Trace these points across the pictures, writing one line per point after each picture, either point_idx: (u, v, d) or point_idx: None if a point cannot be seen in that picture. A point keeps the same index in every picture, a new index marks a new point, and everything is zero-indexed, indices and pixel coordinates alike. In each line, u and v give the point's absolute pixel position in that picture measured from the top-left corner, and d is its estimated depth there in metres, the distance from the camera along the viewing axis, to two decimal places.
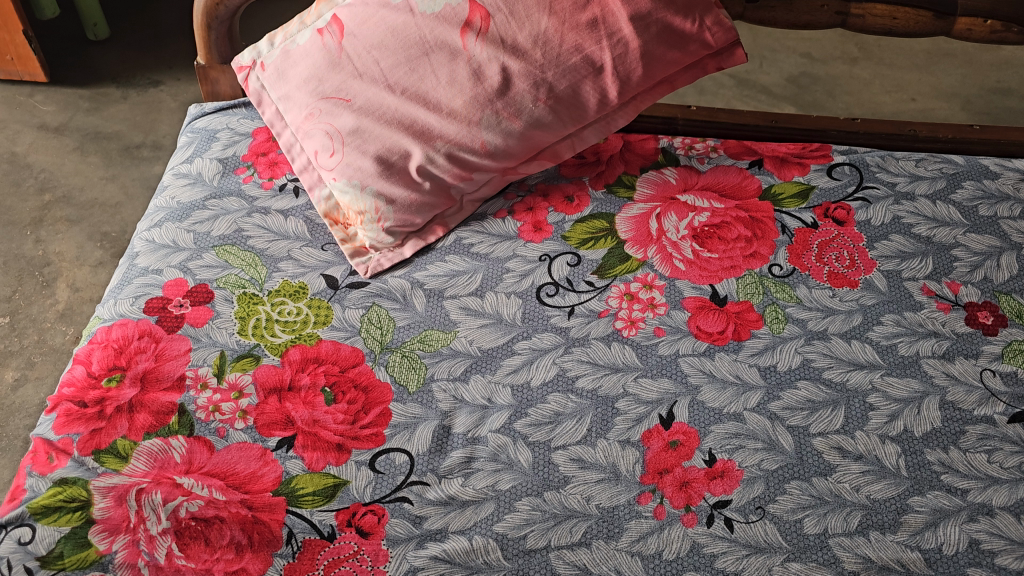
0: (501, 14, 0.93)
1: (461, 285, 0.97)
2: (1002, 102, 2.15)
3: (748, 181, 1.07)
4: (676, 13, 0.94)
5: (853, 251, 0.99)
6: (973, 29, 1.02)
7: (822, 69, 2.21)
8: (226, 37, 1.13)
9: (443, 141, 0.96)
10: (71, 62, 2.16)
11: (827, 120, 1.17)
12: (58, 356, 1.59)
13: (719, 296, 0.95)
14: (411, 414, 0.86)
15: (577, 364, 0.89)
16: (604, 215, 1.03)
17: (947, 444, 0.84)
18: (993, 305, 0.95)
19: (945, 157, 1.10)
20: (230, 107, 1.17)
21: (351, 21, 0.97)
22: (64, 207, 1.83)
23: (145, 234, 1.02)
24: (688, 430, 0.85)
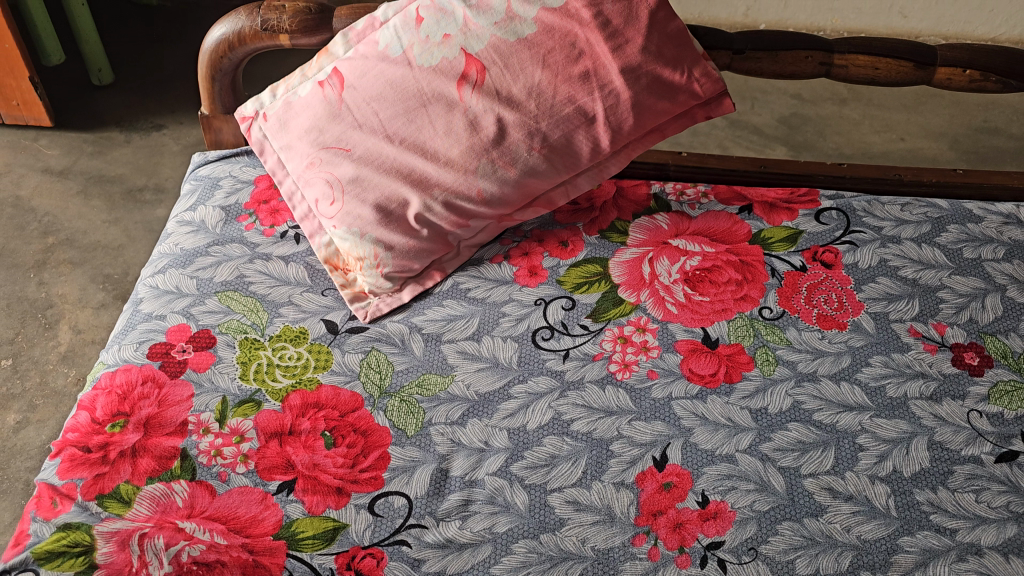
0: (496, 67, 0.96)
1: (458, 329, 0.99)
2: (989, 141, 2.19)
3: (738, 225, 1.10)
4: (665, 65, 0.97)
5: (841, 294, 1.02)
6: (952, 78, 1.06)
7: (812, 110, 2.26)
8: (229, 88, 1.16)
9: (441, 189, 0.99)
10: (76, 107, 2.20)
11: (815, 165, 1.20)
12: (59, 398, 1.60)
13: (711, 339, 0.97)
14: (410, 458, 0.87)
15: (572, 408, 0.91)
16: (598, 260, 1.06)
17: (936, 484, 0.86)
18: (979, 346, 0.97)
19: (930, 202, 1.13)
20: (233, 155, 1.20)
21: (351, 74, 1.01)
22: (67, 249, 1.86)
23: (149, 280, 1.05)
24: (681, 471, 0.86)
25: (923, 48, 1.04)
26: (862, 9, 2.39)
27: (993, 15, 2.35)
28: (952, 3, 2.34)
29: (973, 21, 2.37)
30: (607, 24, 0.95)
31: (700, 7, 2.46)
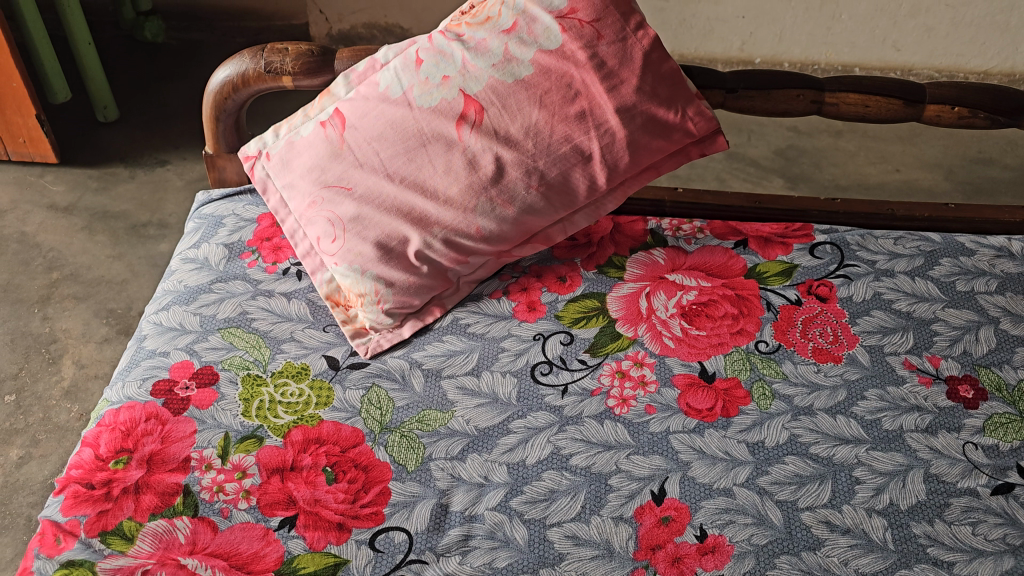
0: (493, 108, 0.98)
1: (458, 364, 1.00)
2: (984, 172, 2.22)
3: (733, 260, 1.12)
4: (659, 105, 0.99)
5: (836, 327, 1.03)
6: (941, 115, 1.08)
7: (808, 142, 2.30)
8: (233, 128, 1.19)
9: (440, 227, 1.01)
10: (82, 144, 2.24)
11: (809, 201, 1.23)
12: (62, 434, 1.61)
13: (708, 373, 0.98)
14: (410, 493, 0.88)
15: (570, 442, 0.92)
16: (595, 295, 1.08)
17: (932, 517, 0.86)
18: (973, 378, 0.98)
19: (923, 236, 1.15)
20: (237, 193, 1.23)
21: (352, 115, 1.03)
22: (71, 284, 1.88)
23: (153, 317, 1.06)
24: (679, 505, 0.87)
25: (912, 86, 1.07)
26: (856, 43, 2.43)
27: (985, 47, 2.39)
28: (944, 37, 2.38)
29: (965, 54, 2.41)
30: (603, 65, 0.97)
31: (695, 43, 2.51)
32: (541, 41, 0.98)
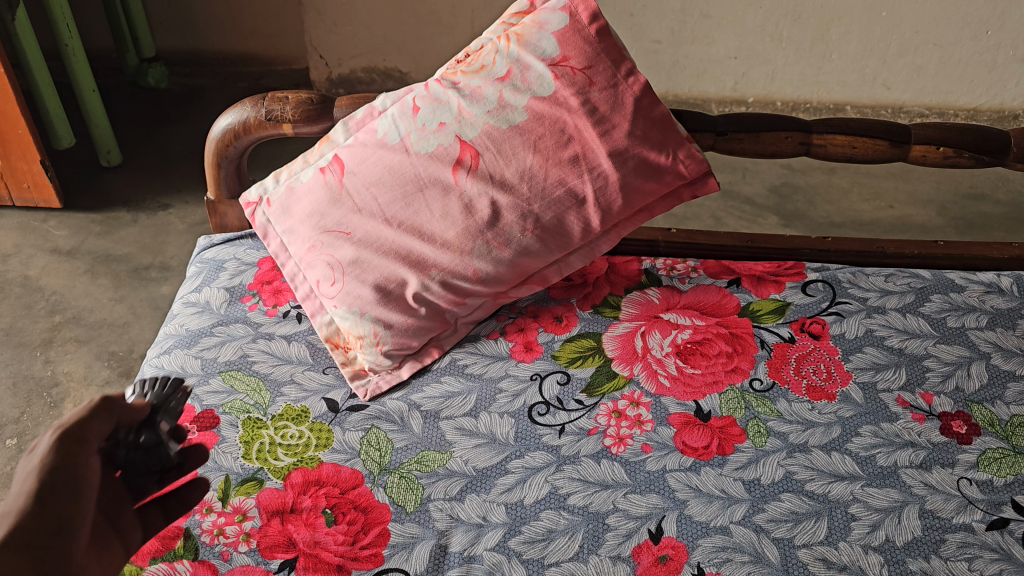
0: (489, 153, 1.01)
1: (456, 405, 1.01)
2: (976, 207, 2.24)
3: (727, 299, 1.14)
4: (651, 148, 1.01)
5: (829, 364, 1.05)
6: (927, 155, 1.10)
7: (801, 179, 2.34)
8: (234, 174, 1.21)
9: (438, 270, 1.03)
10: (85, 189, 2.27)
11: (801, 240, 1.25)
12: None
13: (703, 412, 0.99)
14: (409, 534, 0.88)
15: (568, 482, 0.92)
16: (592, 334, 1.10)
17: (928, 553, 0.86)
18: (966, 414, 0.99)
19: (913, 273, 1.18)
20: (238, 238, 1.25)
21: (351, 161, 1.06)
22: (74, 328, 1.89)
23: (155, 360, 1.08)
24: (677, 544, 0.86)
25: (897, 127, 1.09)
26: (846, 82, 2.47)
27: (973, 85, 2.43)
28: (933, 75, 2.42)
29: (955, 91, 2.45)
30: (595, 111, 1.00)
31: (688, 83, 2.55)
32: (535, 88, 1.01)
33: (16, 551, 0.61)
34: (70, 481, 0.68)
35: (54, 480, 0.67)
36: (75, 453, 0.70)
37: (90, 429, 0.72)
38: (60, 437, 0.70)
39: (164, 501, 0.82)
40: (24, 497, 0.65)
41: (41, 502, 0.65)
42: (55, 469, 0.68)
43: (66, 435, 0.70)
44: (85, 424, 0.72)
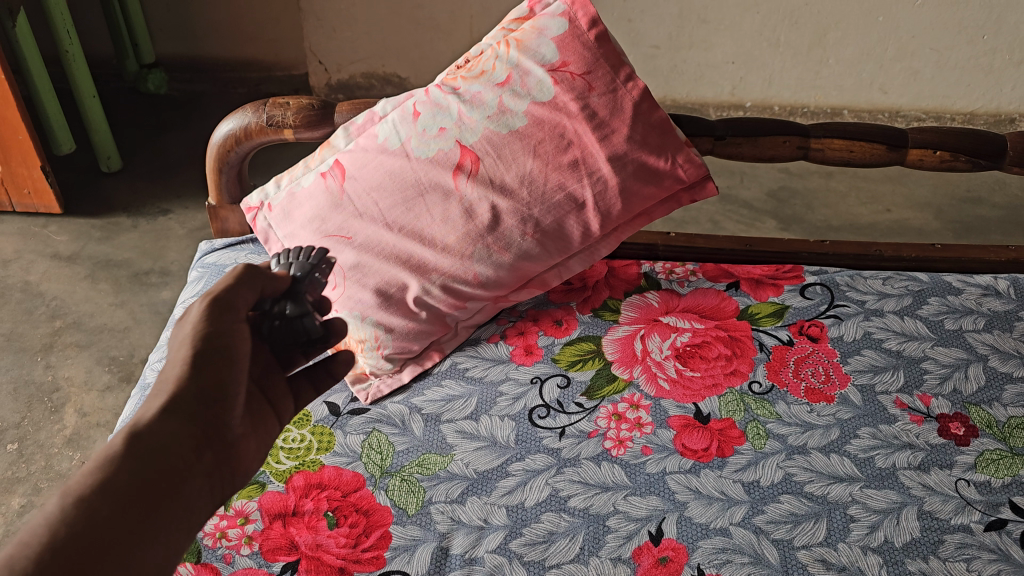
0: (489, 158, 1.02)
1: (457, 409, 1.02)
2: (973, 211, 2.25)
3: (726, 302, 1.15)
4: (650, 153, 1.02)
5: (828, 367, 1.06)
6: (924, 159, 1.11)
7: (799, 183, 2.35)
8: (236, 179, 1.22)
9: (438, 273, 1.03)
10: (86, 195, 2.28)
11: (798, 243, 1.26)
12: (64, 482, 1.61)
13: (703, 414, 1.00)
14: (411, 537, 0.88)
15: (569, 484, 0.93)
16: (591, 338, 1.10)
17: (927, 554, 0.86)
18: (964, 416, 1.00)
19: (910, 276, 1.19)
20: (239, 243, 1.26)
21: (352, 166, 1.07)
22: (74, 333, 1.90)
23: (157, 364, 1.08)
24: (677, 545, 0.87)
25: (894, 132, 1.10)
26: (843, 86, 2.48)
27: (969, 89, 2.44)
28: (930, 79, 2.43)
29: (951, 96, 2.46)
30: (594, 116, 1.00)
31: (687, 87, 2.56)
32: (534, 93, 1.01)
33: (173, 423, 0.61)
34: (225, 351, 0.66)
35: (211, 348, 0.65)
36: (229, 322, 0.67)
37: (240, 299, 0.69)
38: (212, 305, 0.66)
39: (311, 370, 0.80)
40: (182, 363, 0.63)
41: (198, 370, 0.63)
42: (211, 336, 0.65)
43: (216, 301, 0.67)
44: (234, 291, 0.69)
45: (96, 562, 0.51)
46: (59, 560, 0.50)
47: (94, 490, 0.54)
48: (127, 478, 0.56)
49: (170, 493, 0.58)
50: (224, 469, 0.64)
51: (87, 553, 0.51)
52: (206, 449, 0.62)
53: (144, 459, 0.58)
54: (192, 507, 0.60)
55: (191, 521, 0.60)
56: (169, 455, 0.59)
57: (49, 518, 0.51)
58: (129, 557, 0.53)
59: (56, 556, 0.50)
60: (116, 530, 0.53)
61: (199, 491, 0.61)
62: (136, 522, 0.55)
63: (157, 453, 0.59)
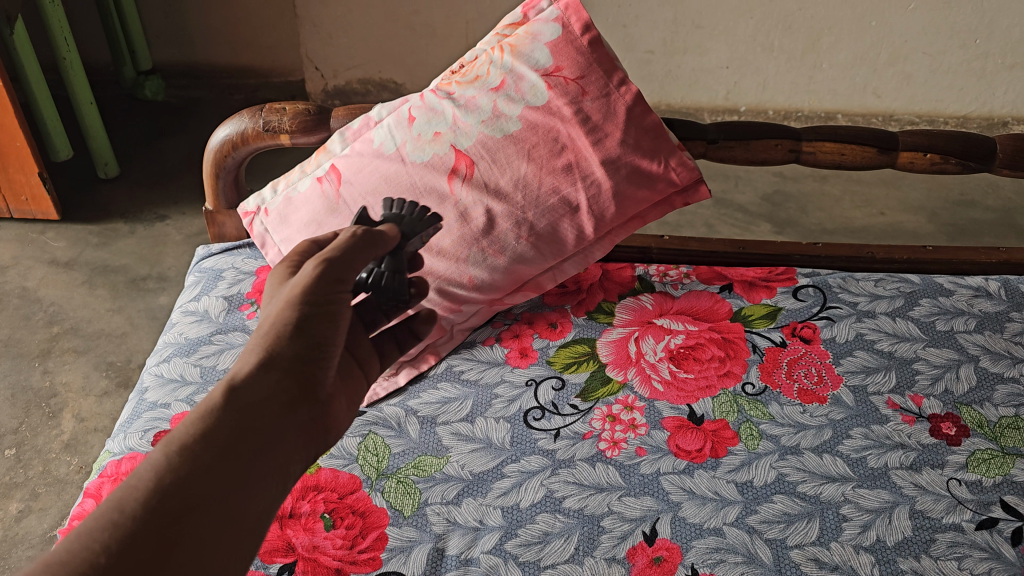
0: (483, 162, 1.02)
1: (453, 411, 1.03)
2: (967, 213, 2.27)
3: (719, 304, 1.16)
4: (643, 156, 1.02)
5: (821, 368, 1.06)
6: (915, 162, 1.12)
7: (794, 187, 2.36)
8: (233, 184, 1.23)
9: (434, 277, 1.04)
10: (83, 201, 2.29)
11: (791, 246, 1.27)
12: (61, 487, 1.62)
13: (696, 416, 1.01)
14: (407, 538, 0.89)
15: (564, 485, 0.94)
16: (586, 340, 1.11)
17: (918, 552, 0.86)
18: (955, 416, 1.00)
19: (902, 278, 1.20)
20: (236, 248, 1.27)
21: (348, 170, 1.07)
22: (72, 338, 1.90)
23: (154, 369, 1.09)
24: (671, 546, 0.87)
25: (885, 134, 1.11)
26: (837, 90, 2.50)
27: (962, 93, 2.46)
28: (923, 83, 2.45)
29: (945, 99, 2.48)
30: (587, 120, 1.01)
31: (681, 92, 2.58)
32: (528, 98, 1.03)
33: (273, 378, 0.64)
34: (328, 311, 0.68)
35: (315, 308, 0.68)
36: (334, 284, 0.69)
37: (348, 263, 0.72)
38: (320, 267, 0.69)
39: (396, 332, 0.83)
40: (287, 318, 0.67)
41: (300, 329, 0.67)
42: (316, 297, 0.68)
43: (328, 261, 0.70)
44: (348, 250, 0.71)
45: (201, 504, 0.56)
46: (165, 500, 0.54)
47: (197, 439, 0.59)
48: (229, 428, 0.60)
49: (268, 445, 0.62)
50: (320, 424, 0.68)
51: (190, 496, 0.56)
52: (304, 404, 0.66)
53: (245, 410, 0.62)
54: (289, 457, 0.64)
55: (288, 471, 0.64)
56: (268, 409, 0.63)
57: (157, 462, 0.56)
58: (229, 502, 0.58)
59: (163, 499, 0.54)
60: (217, 478, 0.58)
61: (296, 443, 0.65)
62: (236, 471, 0.59)
63: (257, 407, 0.62)
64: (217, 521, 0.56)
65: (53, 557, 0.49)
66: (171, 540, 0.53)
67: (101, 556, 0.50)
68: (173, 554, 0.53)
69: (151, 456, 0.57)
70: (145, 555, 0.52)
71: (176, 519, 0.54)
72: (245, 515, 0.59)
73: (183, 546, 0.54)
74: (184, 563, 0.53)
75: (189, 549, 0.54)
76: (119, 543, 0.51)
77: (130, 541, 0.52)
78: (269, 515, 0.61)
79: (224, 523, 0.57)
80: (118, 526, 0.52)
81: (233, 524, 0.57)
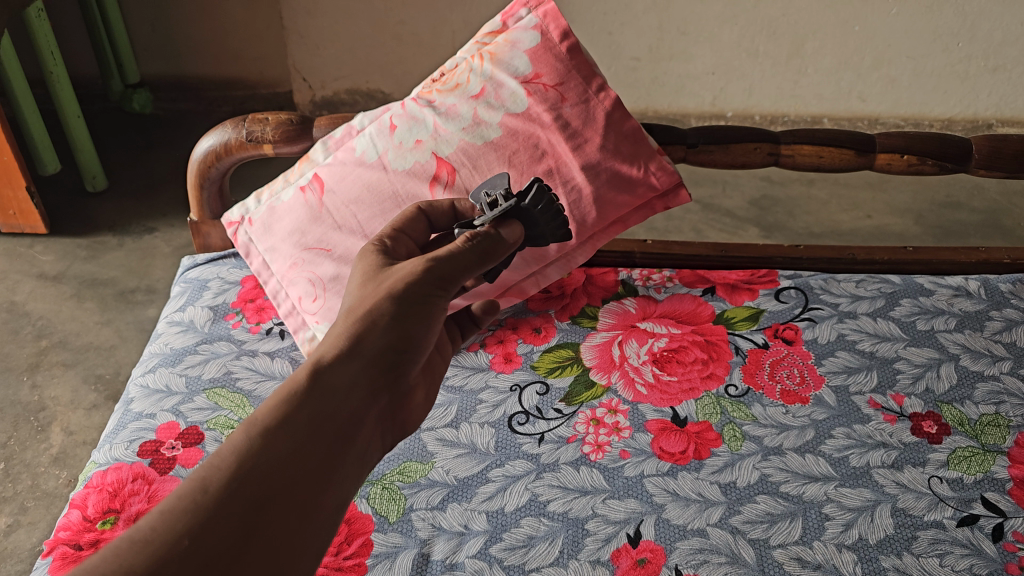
0: (465, 168, 1.03)
1: (437, 417, 1.03)
2: (952, 215, 2.28)
3: (702, 307, 1.18)
4: (622, 161, 1.03)
5: (803, 369, 1.08)
6: (893, 164, 1.13)
7: (781, 191, 2.38)
8: (217, 195, 1.24)
9: None
10: (72, 215, 2.29)
11: (773, 249, 1.28)
12: (51, 500, 1.61)
13: (680, 418, 1.02)
14: (392, 544, 0.89)
15: (548, 489, 0.94)
16: (570, 344, 1.12)
17: (901, 550, 0.86)
18: (936, 415, 1.01)
19: (883, 278, 1.21)
20: (221, 258, 1.28)
21: (331, 179, 1.08)
22: (60, 352, 1.90)
23: (140, 379, 1.09)
24: (655, 547, 0.87)
25: (863, 137, 1.13)
26: (823, 95, 2.51)
27: (947, 96, 2.47)
28: (908, 86, 2.47)
29: (929, 102, 2.50)
30: (567, 125, 1.02)
31: (668, 98, 2.59)
32: (508, 105, 1.04)
33: (358, 368, 0.66)
34: (425, 309, 0.69)
35: (412, 304, 0.69)
36: (436, 284, 0.70)
37: (459, 266, 0.72)
38: (429, 267, 0.70)
39: None
40: (381, 315, 0.67)
41: (393, 323, 0.67)
42: (416, 295, 0.69)
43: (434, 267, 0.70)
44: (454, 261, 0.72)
45: (282, 490, 0.58)
46: (246, 484, 0.57)
47: (279, 424, 0.61)
48: (310, 416, 0.62)
49: (347, 433, 0.64)
50: (392, 412, 0.71)
51: (272, 480, 0.58)
52: (383, 395, 0.68)
53: (326, 397, 0.63)
54: (363, 446, 0.66)
55: (361, 458, 0.67)
56: (352, 399, 0.65)
57: (240, 444, 0.59)
58: (310, 490, 0.60)
59: (245, 482, 0.57)
60: (299, 466, 0.60)
61: (371, 432, 0.67)
62: (317, 461, 0.61)
63: (339, 396, 0.64)
64: (296, 507, 0.59)
65: (139, 534, 0.52)
66: (254, 524, 0.56)
67: (184, 541, 0.52)
68: (253, 540, 0.55)
69: (234, 438, 0.59)
70: (227, 540, 0.54)
71: (257, 504, 0.57)
72: (322, 504, 0.61)
73: (263, 532, 0.56)
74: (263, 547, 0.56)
75: (269, 535, 0.56)
76: (200, 525, 0.54)
77: (212, 523, 0.54)
78: (343, 503, 0.63)
79: (302, 514, 0.59)
80: (201, 508, 0.54)
81: (312, 512, 0.60)
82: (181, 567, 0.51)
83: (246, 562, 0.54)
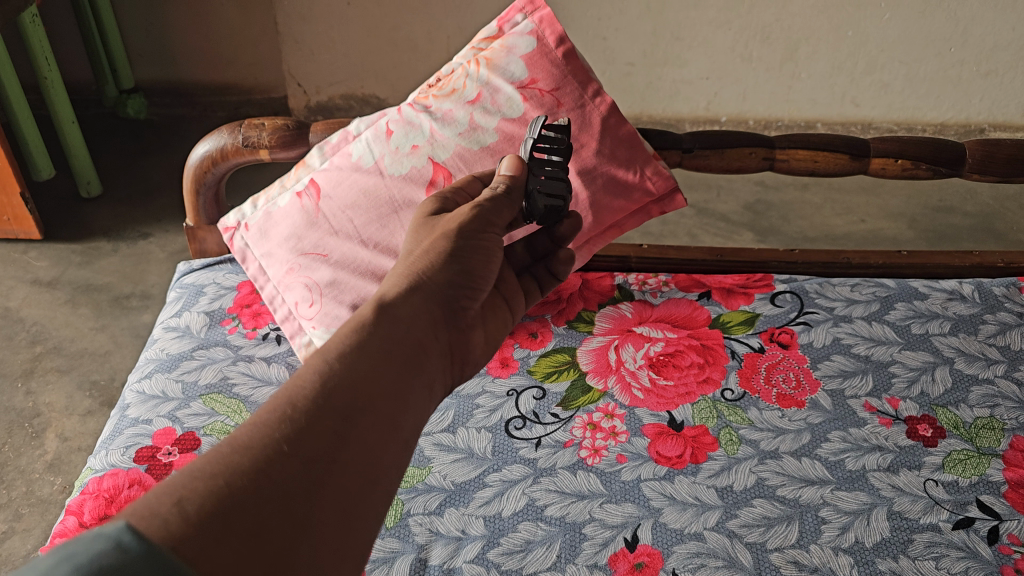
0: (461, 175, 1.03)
1: (435, 422, 1.03)
2: (945, 219, 2.29)
3: (698, 311, 1.18)
4: (618, 166, 1.04)
5: (798, 372, 1.08)
6: (887, 168, 1.14)
7: (775, 196, 2.38)
8: (213, 201, 1.24)
9: None
10: (66, 220, 2.29)
11: (769, 252, 1.29)
12: (45, 507, 1.60)
13: (677, 422, 1.02)
14: (389, 549, 0.89)
15: (546, 493, 0.94)
16: (566, 349, 1.13)
17: (897, 553, 0.86)
18: (932, 418, 1.01)
19: (878, 283, 1.22)
20: (217, 263, 1.28)
21: (328, 185, 1.08)
22: (54, 357, 1.89)
23: (136, 385, 1.09)
24: (652, 551, 0.87)
25: (856, 142, 1.13)
26: (816, 100, 2.52)
27: (940, 100, 2.49)
28: (901, 91, 2.48)
29: (922, 107, 2.51)
30: None
31: (663, 103, 2.60)
32: (505, 110, 1.04)
33: (420, 300, 0.68)
34: (473, 245, 0.74)
35: (465, 242, 0.74)
36: (482, 224, 0.76)
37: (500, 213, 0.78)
38: (474, 212, 0.76)
39: (533, 270, 0.91)
40: (435, 255, 0.72)
41: (447, 259, 0.72)
42: (468, 234, 0.74)
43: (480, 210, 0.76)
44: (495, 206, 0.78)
45: (365, 404, 0.58)
46: (332, 396, 0.57)
47: (353, 347, 0.61)
48: (383, 341, 0.63)
49: (418, 359, 0.65)
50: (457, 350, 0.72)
51: (356, 396, 0.58)
52: (446, 330, 0.70)
53: (396, 325, 0.65)
54: (433, 375, 0.67)
55: (433, 388, 0.67)
56: (419, 328, 0.66)
57: (319, 365, 0.59)
58: (391, 407, 0.60)
59: (332, 396, 0.57)
60: (379, 382, 0.60)
61: (439, 365, 0.68)
62: (395, 381, 0.62)
63: (406, 323, 0.66)
64: (381, 421, 0.59)
65: (237, 441, 0.52)
66: (345, 434, 0.56)
67: (281, 445, 0.53)
68: (346, 447, 0.55)
69: (311, 362, 0.60)
70: (320, 446, 0.54)
71: (346, 415, 0.57)
72: (402, 423, 0.61)
73: (355, 439, 0.56)
74: (354, 457, 0.56)
75: (359, 445, 0.56)
76: (293, 432, 0.54)
77: (305, 431, 0.54)
78: (419, 427, 0.63)
79: (386, 428, 0.59)
80: (291, 418, 0.54)
81: (394, 426, 0.60)
82: (283, 469, 0.51)
83: (339, 468, 0.54)
